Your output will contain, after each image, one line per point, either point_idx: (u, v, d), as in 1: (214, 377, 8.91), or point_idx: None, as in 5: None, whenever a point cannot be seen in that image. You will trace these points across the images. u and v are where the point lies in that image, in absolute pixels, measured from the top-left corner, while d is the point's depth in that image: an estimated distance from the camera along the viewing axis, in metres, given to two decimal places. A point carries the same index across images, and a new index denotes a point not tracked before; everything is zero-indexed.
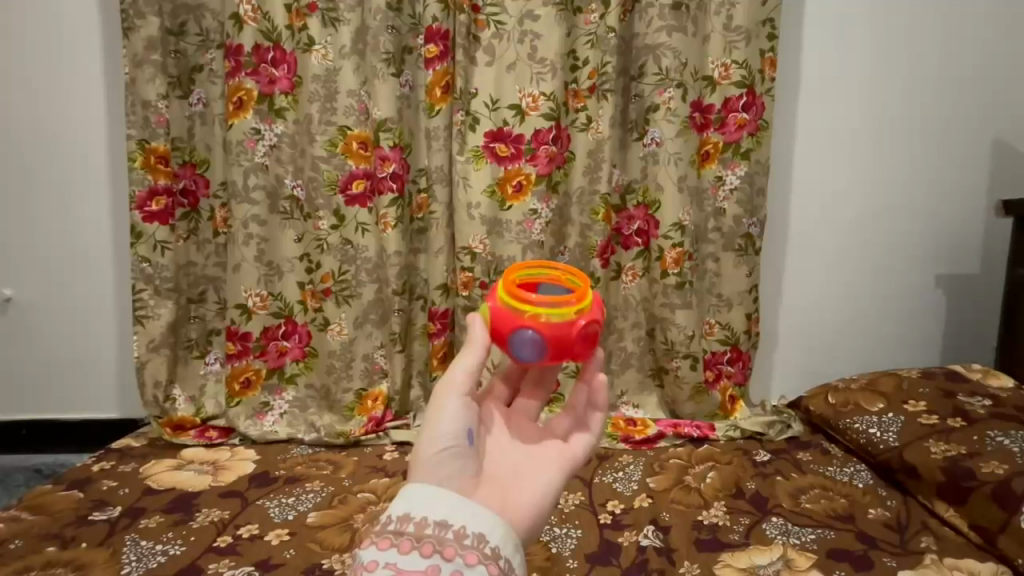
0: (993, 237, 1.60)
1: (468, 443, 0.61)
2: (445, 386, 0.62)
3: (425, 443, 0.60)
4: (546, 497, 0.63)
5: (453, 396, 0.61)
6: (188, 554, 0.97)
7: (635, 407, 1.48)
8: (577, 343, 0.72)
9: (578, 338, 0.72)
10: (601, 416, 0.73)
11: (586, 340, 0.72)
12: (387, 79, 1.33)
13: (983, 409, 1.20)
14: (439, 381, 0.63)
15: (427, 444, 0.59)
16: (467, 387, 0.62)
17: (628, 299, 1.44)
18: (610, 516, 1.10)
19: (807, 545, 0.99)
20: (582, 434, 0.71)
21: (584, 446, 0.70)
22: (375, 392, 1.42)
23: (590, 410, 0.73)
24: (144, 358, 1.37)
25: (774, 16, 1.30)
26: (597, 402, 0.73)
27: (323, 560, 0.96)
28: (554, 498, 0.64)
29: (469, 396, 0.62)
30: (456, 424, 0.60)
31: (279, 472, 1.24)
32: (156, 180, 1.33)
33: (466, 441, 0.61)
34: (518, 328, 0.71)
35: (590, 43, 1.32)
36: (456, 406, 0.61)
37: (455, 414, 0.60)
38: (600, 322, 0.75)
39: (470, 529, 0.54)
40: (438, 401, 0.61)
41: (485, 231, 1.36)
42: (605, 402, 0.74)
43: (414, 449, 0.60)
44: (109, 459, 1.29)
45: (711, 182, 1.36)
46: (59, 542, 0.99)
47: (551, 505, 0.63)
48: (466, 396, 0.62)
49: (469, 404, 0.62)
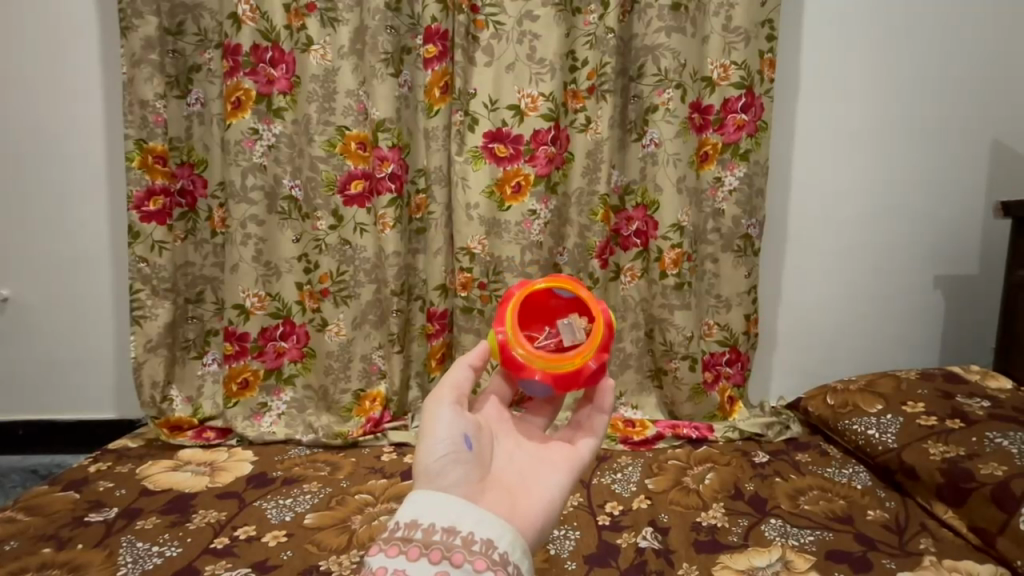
0: (993, 238, 1.60)
1: (467, 449, 0.61)
2: (438, 395, 0.64)
3: (425, 450, 0.60)
4: (552, 500, 0.63)
5: (446, 404, 0.63)
6: (184, 556, 0.97)
7: (634, 408, 1.48)
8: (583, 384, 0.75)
9: (584, 381, 0.75)
10: (606, 418, 0.73)
11: (593, 380, 0.76)
12: (386, 79, 1.33)
13: (982, 410, 1.20)
14: (434, 391, 0.65)
15: (427, 450, 0.60)
16: (457, 395, 0.64)
17: (626, 299, 1.44)
18: (609, 517, 1.09)
19: (806, 547, 0.99)
20: (586, 438, 0.71)
21: (587, 449, 0.70)
22: (373, 393, 1.42)
23: (596, 412, 0.73)
24: (141, 358, 1.37)
25: (773, 17, 1.30)
26: (602, 404, 0.73)
27: (321, 561, 0.96)
28: (560, 502, 0.64)
29: (461, 404, 0.64)
30: (452, 430, 0.61)
31: (276, 473, 1.24)
32: (154, 180, 1.33)
33: (464, 447, 0.61)
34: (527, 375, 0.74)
35: (589, 44, 1.31)
36: (449, 414, 0.62)
37: (450, 422, 0.62)
38: (605, 354, 0.77)
39: (478, 534, 0.54)
40: (434, 410, 0.63)
41: (484, 231, 1.36)
42: (611, 404, 0.73)
43: (415, 458, 0.60)
44: (106, 460, 1.29)
45: (711, 182, 1.36)
46: (55, 543, 0.99)
47: (557, 509, 0.63)
48: (457, 404, 0.64)
49: (462, 411, 0.63)
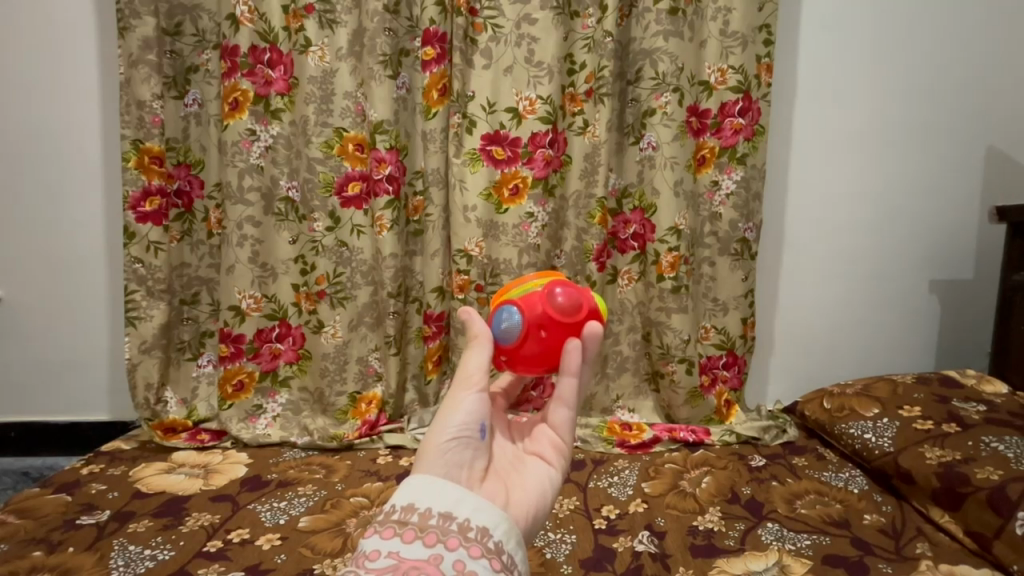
0: (988, 243, 1.61)
1: (480, 437, 0.60)
2: (464, 379, 0.62)
3: (435, 432, 0.59)
4: (544, 496, 0.62)
5: (470, 389, 0.61)
6: (177, 559, 0.96)
7: (630, 411, 1.48)
8: (549, 312, 0.71)
9: (551, 314, 0.71)
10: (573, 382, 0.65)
11: (562, 313, 0.71)
12: (384, 81, 1.31)
13: (977, 414, 1.21)
14: (455, 373, 0.63)
15: (438, 433, 0.59)
16: (485, 382, 0.62)
17: (624, 303, 1.44)
18: (605, 521, 1.09)
19: (803, 551, 0.98)
20: (560, 408, 0.67)
21: (565, 426, 0.67)
22: (369, 395, 1.41)
23: (563, 376, 0.65)
24: (134, 359, 1.35)
25: (769, 23, 1.31)
26: (569, 369, 0.64)
27: (315, 564, 0.94)
28: (552, 496, 0.63)
29: (486, 390, 0.61)
30: (469, 416, 0.60)
31: (271, 476, 1.23)
32: (150, 180, 1.32)
33: (478, 435, 0.60)
34: (497, 314, 0.73)
35: (587, 48, 1.31)
36: (474, 398, 0.60)
37: (470, 408, 0.60)
38: (580, 299, 0.74)
39: (475, 522, 0.53)
40: (456, 394, 0.61)
41: (481, 233, 1.35)
42: (578, 366, 0.64)
43: (424, 438, 0.59)
44: (98, 462, 1.28)
45: (707, 186, 1.37)
46: (45, 546, 0.98)
47: (550, 503, 0.62)
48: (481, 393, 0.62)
49: (488, 398, 0.61)
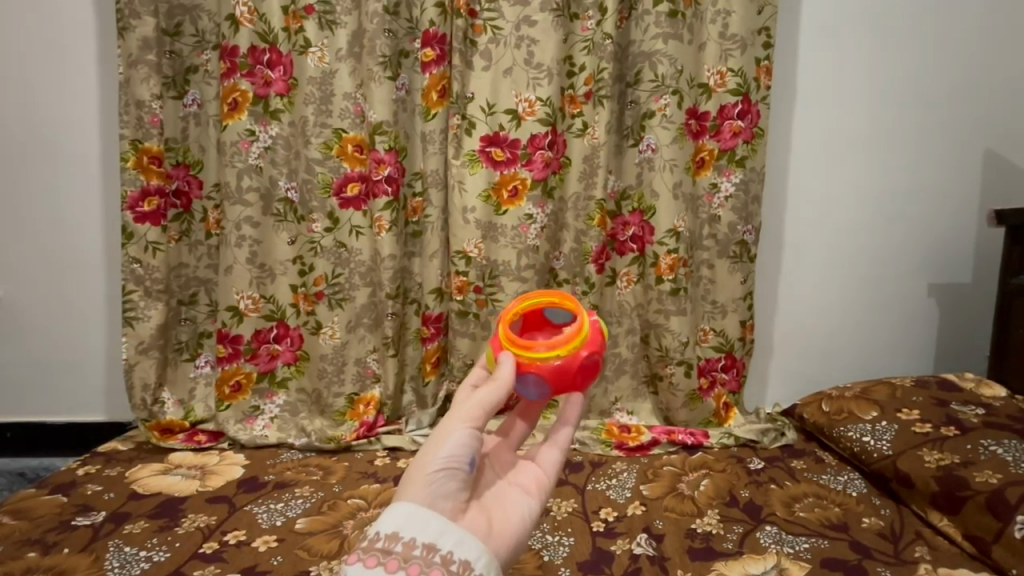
0: (986, 247, 1.61)
1: (469, 469, 0.58)
2: (459, 410, 0.59)
3: (422, 458, 0.57)
4: (527, 525, 0.62)
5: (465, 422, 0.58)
6: (171, 561, 0.95)
7: (629, 414, 1.47)
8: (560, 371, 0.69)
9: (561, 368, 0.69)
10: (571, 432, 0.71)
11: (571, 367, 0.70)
12: (383, 82, 1.31)
13: (975, 417, 1.20)
14: (454, 403, 0.61)
15: (425, 460, 0.57)
16: (480, 416, 0.59)
17: (622, 305, 1.44)
18: (602, 524, 1.08)
19: (801, 555, 0.98)
20: (553, 450, 0.70)
21: (552, 466, 0.69)
22: (367, 397, 1.41)
23: (562, 422, 0.71)
24: (132, 360, 1.35)
25: (769, 26, 1.32)
26: (569, 416, 0.71)
27: (312, 566, 0.94)
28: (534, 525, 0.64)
29: (481, 425, 0.59)
30: (458, 449, 0.57)
31: (268, 477, 1.22)
32: (148, 180, 1.32)
33: (467, 467, 0.58)
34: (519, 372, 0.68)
35: (586, 50, 1.32)
36: (465, 433, 0.58)
37: (461, 440, 0.57)
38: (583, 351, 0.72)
39: (457, 555, 0.53)
40: (448, 425, 0.58)
41: (480, 235, 1.36)
42: (576, 418, 0.71)
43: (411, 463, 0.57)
44: (95, 463, 1.28)
45: (706, 189, 1.37)
46: (39, 547, 0.97)
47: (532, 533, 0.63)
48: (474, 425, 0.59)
49: (481, 431, 0.59)
